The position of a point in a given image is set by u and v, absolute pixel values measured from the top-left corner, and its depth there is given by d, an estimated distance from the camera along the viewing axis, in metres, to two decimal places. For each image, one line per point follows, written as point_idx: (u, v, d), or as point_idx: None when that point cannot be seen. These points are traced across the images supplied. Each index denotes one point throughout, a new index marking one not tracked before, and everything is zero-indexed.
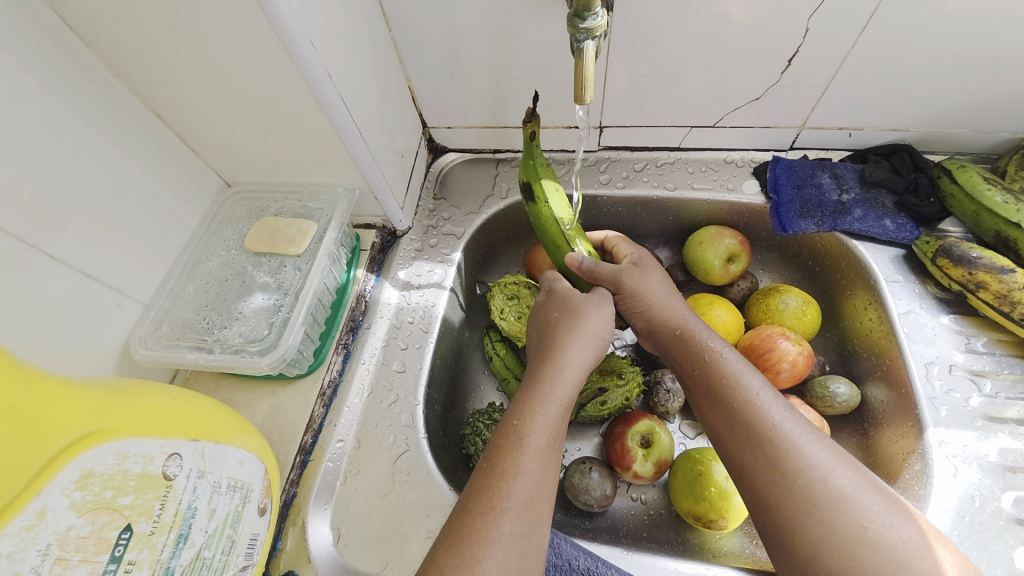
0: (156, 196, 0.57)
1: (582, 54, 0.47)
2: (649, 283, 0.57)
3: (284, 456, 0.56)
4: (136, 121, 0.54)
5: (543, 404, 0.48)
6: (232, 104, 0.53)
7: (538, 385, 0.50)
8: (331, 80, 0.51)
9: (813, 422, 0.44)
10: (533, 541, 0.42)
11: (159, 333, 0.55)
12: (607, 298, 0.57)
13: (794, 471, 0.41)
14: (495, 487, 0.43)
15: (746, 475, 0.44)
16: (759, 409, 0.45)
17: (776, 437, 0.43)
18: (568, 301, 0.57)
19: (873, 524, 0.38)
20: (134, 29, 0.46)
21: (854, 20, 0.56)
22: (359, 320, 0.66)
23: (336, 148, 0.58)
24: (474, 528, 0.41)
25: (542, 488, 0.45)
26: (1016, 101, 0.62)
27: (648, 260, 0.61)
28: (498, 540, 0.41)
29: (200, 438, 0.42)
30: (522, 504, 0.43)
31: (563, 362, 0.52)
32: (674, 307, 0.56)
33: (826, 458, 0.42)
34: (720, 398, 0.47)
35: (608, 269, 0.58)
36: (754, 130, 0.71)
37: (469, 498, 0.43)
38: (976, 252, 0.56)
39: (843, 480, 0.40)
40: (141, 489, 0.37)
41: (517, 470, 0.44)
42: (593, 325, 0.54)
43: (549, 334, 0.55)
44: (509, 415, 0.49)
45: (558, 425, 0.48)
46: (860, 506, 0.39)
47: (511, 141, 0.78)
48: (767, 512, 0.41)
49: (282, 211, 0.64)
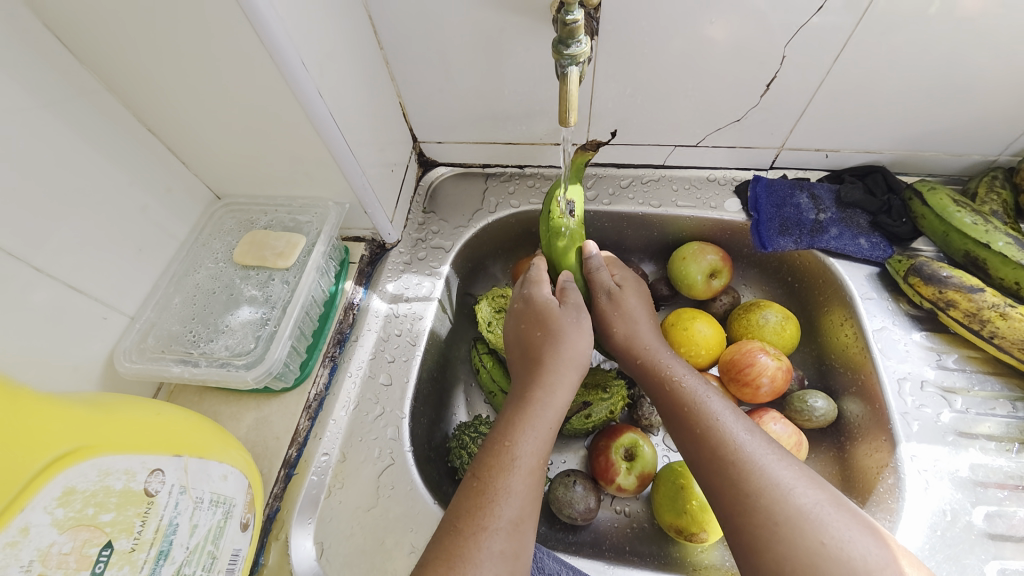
0: (144, 208, 0.57)
1: (567, 79, 0.48)
2: (629, 306, 0.60)
3: (268, 470, 0.56)
4: (126, 133, 0.54)
5: (532, 426, 0.49)
6: (223, 119, 0.54)
7: (527, 406, 0.51)
8: (322, 98, 0.52)
9: (774, 442, 0.46)
10: (520, 559, 0.43)
11: (144, 345, 0.55)
12: (584, 310, 0.58)
13: (758, 490, 0.42)
14: (485, 506, 0.44)
15: (717, 495, 0.44)
16: (722, 432, 0.46)
17: (739, 459, 0.44)
18: (546, 318, 0.57)
19: (833, 541, 0.39)
20: (128, 45, 0.46)
21: (829, 48, 0.58)
22: (346, 332, 0.66)
23: (325, 164, 0.59)
24: (462, 547, 0.42)
25: (530, 508, 0.45)
26: (982, 127, 0.65)
27: (636, 284, 0.63)
28: (486, 558, 0.41)
29: (183, 453, 0.42)
30: (510, 524, 0.43)
31: (552, 385, 0.52)
32: (647, 332, 0.58)
33: (789, 478, 0.42)
34: (686, 421, 0.49)
35: (605, 276, 0.61)
36: (736, 150, 0.73)
37: (457, 517, 0.44)
38: (946, 271, 0.58)
39: (806, 498, 0.41)
40: (123, 506, 0.37)
41: (507, 490, 0.45)
42: (576, 345, 0.55)
43: (534, 353, 0.56)
44: (498, 435, 0.49)
45: (546, 446, 0.49)
46: (820, 523, 0.40)
47: (501, 156, 0.79)
48: (737, 529, 0.42)
49: (271, 224, 0.64)
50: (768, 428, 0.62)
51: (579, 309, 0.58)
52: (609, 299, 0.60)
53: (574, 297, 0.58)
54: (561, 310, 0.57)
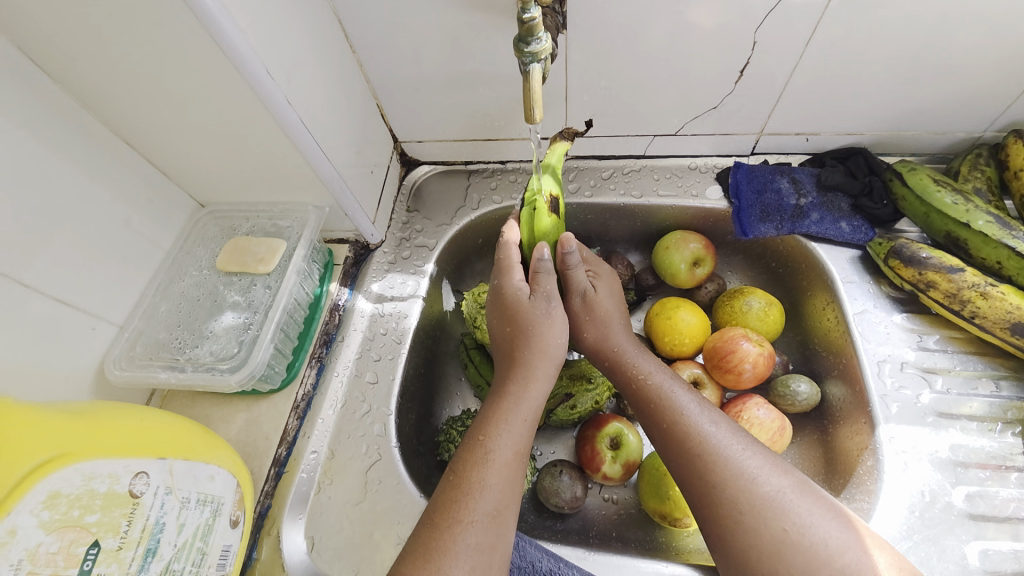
0: (128, 219, 0.58)
1: (529, 76, 0.48)
2: (603, 308, 0.60)
3: (258, 469, 0.58)
4: (106, 148, 0.55)
5: (507, 420, 0.50)
6: (199, 132, 0.55)
7: (502, 401, 0.52)
8: (291, 106, 0.53)
9: (741, 432, 0.47)
10: (496, 551, 0.44)
11: (133, 353, 0.57)
12: (555, 298, 0.58)
13: (724, 481, 0.43)
14: (461, 501, 0.45)
15: (686, 484, 0.46)
16: (689, 425, 0.47)
17: (704, 450, 0.45)
18: (516, 314, 0.57)
19: (795, 527, 0.40)
20: (100, 65, 0.47)
21: (800, 32, 0.58)
22: (332, 333, 0.67)
23: (301, 170, 0.60)
24: (439, 540, 0.43)
25: (506, 500, 0.46)
26: (962, 104, 0.64)
27: (609, 278, 0.63)
28: (462, 551, 0.42)
29: (167, 455, 0.44)
30: (487, 516, 0.45)
31: (526, 379, 0.53)
32: (618, 328, 0.59)
33: (754, 467, 0.44)
34: (655, 415, 0.50)
35: (580, 275, 0.59)
36: (715, 137, 0.73)
37: (434, 512, 0.45)
38: (925, 253, 0.58)
39: (770, 486, 0.42)
40: (108, 507, 0.39)
41: (482, 484, 0.46)
42: (549, 339, 0.56)
43: (509, 349, 0.56)
44: (474, 431, 0.50)
45: (522, 440, 0.50)
46: (783, 510, 0.41)
47: (482, 153, 0.79)
48: (706, 517, 0.44)
49: (253, 230, 0.66)
50: (752, 413, 0.62)
51: (550, 298, 0.57)
52: (583, 300, 0.60)
53: (548, 285, 0.58)
54: (530, 303, 0.57)
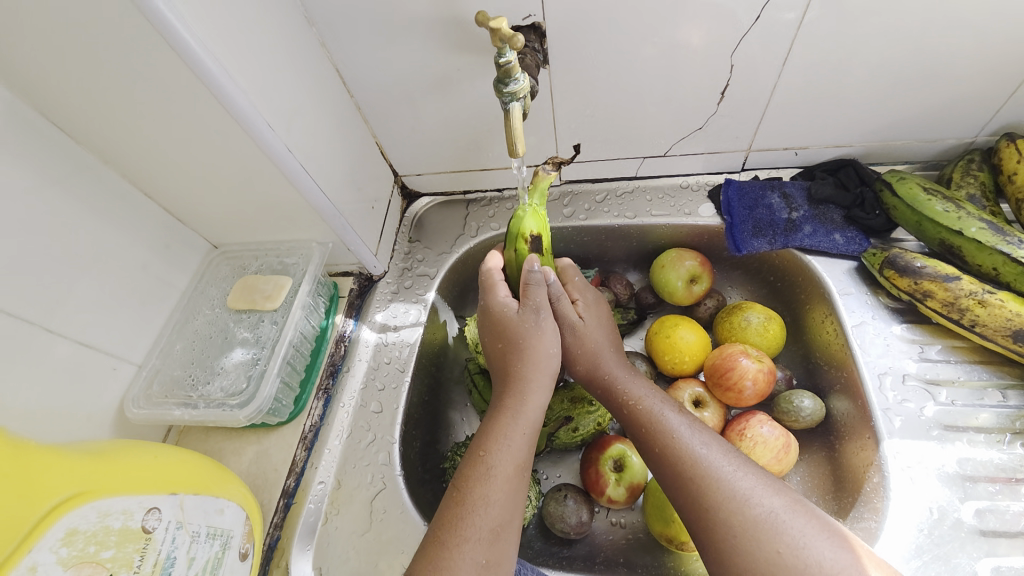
0: (146, 264, 0.62)
1: (510, 115, 0.51)
2: (593, 339, 0.62)
3: (267, 501, 0.60)
4: (126, 200, 0.60)
5: (506, 436, 0.52)
6: (210, 181, 0.59)
7: (501, 416, 0.53)
8: (292, 153, 0.57)
9: (734, 453, 0.49)
10: (498, 567, 0.46)
11: (150, 391, 0.60)
12: (544, 309, 0.59)
13: (717, 503, 0.45)
14: (464, 518, 0.46)
15: (684, 508, 0.47)
16: (682, 449, 0.49)
17: (697, 474, 0.47)
18: (506, 330, 0.59)
19: (789, 548, 0.42)
20: (119, 127, 0.52)
21: (775, 53, 0.59)
22: (338, 364, 0.70)
23: (304, 211, 0.63)
24: (445, 559, 0.44)
25: (507, 516, 0.48)
26: (948, 111, 0.64)
27: (597, 307, 0.65)
28: (465, 568, 0.44)
29: (179, 490, 0.47)
30: (489, 533, 0.46)
31: (522, 392, 0.55)
32: (610, 357, 0.61)
33: (746, 487, 0.45)
34: (649, 440, 0.52)
35: (567, 309, 0.62)
36: (704, 156, 0.74)
37: (440, 530, 0.46)
38: (919, 262, 0.58)
39: (763, 506, 0.44)
40: (122, 543, 0.41)
41: (485, 500, 0.48)
42: (540, 349, 0.57)
43: (504, 365, 0.58)
44: (475, 446, 0.52)
45: (522, 455, 0.51)
46: (776, 531, 0.43)
47: (479, 182, 0.82)
48: (703, 540, 0.45)
49: (261, 268, 0.69)
50: (755, 431, 0.62)
51: (539, 309, 0.59)
52: (572, 334, 0.62)
53: (537, 297, 0.59)
54: (518, 317, 0.59)
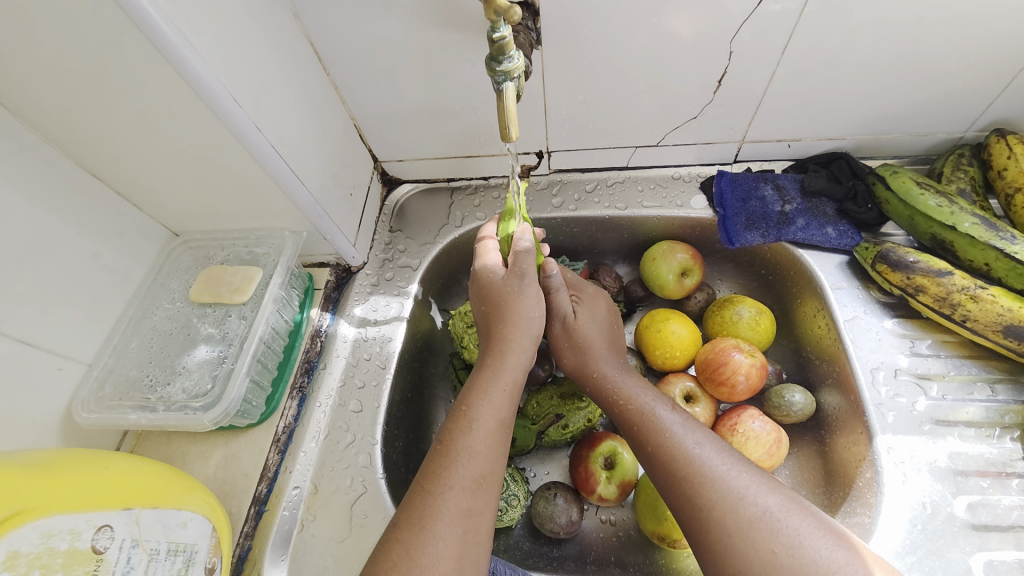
0: (96, 254, 0.56)
1: (503, 95, 0.47)
2: (584, 333, 0.60)
3: (237, 508, 0.55)
4: (72, 183, 0.53)
5: (488, 391, 0.51)
6: (168, 162, 0.53)
7: (483, 373, 0.53)
8: (261, 132, 0.52)
9: (730, 452, 0.47)
10: (482, 515, 0.45)
11: (102, 394, 0.54)
12: (529, 275, 0.57)
13: (711, 503, 0.44)
14: (448, 468, 0.46)
15: (678, 507, 0.46)
16: (675, 446, 0.48)
17: (691, 473, 0.46)
18: (489, 292, 0.57)
19: (784, 549, 0.40)
20: (60, 98, 0.46)
21: (776, 40, 0.57)
22: (314, 361, 0.65)
23: (274, 196, 0.58)
24: (429, 506, 0.44)
25: (493, 466, 0.48)
26: (940, 105, 0.64)
27: (593, 300, 0.63)
28: (448, 515, 0.44)
29: (133, 505, 0.42)
30: (473, 482, 0.46)
31: (503, 349, 0.54)
32: (602, 353, 0.59)
33: (742, 486, 0.44)
34: (640, 438, 0.51)
35: (562, 299, 0.61)
36: (697, 146, 0.72)
37: (424, 479, 0.46)
38: (912, 257, 0.57)
39: (758, 506, 0.43)
40: (70, 566, 0.37)
41: (467, 452, 0.47)
42: (523, 310, 0.56)
43: (486, 326, 0.57)
44: (458, 402, 0.52)
45: (504, 408, 0.51)
46: (772, 531, 0.41)
47: (463, 169, 0.78)
48: (699, 540, 0.44)
49: (227, 259, 0.64)
50: (747, 426, 0.61)
51: (524, 275, 0.56)
52: (563, 327, 0.61)
53: (523, 263, 0.57)
54: (501, 282, 0.57)
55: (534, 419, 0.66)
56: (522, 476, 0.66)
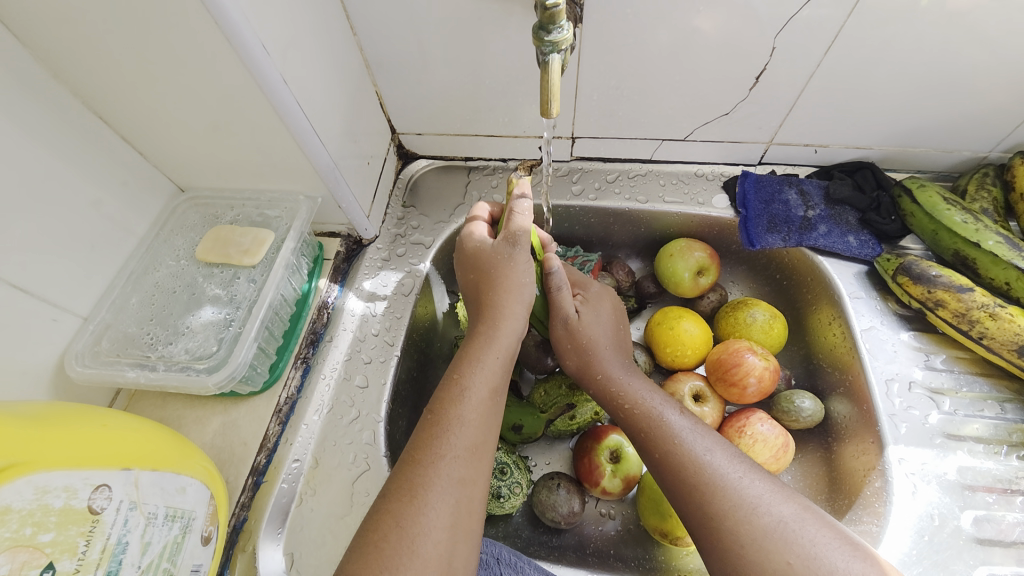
0: (97, 202, 0.53)
1: (548, 68, 0.46)
2: (588, 334, 0.58)
3: (234, 478, 0.53)
4: (77, 125, 0.50)
5: (481, 360, 0.50)
6: (184, 111, 0.50)
7: (475, 342, 0.52)
8: (287, 85, 0.49)
9: (745, 461, 0.46)
10: (475, 484, 0.44)
11: (98, 349, 0.52)
12: (522, 243, 0.54)
13: (723, 512, 0.42)
14: (441, 437, 0.45)
15: (687, 514, 0.45)
16: (685, 453, 0.47)
17: (701, 480, 0.45)
18: (480, 262, 0.56)
19: (800, 560, 0.39)
20: (74, 30, 0.43)
21: (820, 41, 0.56)
22: (320, 332, 0.63)
23: (292, 155, 0.55)
24: (421, 475, 0.42)
25: (483, 436, 0.47)
26: (972, 122, 0.64)
27: (597, 300, 0.62)
28: (441, 483, 0.42)
29: (133, 466, 0.40)
30: (465, 451, 0.45)
31: (495, 319, 0.53)
32: (606, 356, 0.58)
33: (755, 495, 0.43)
34: (648, 444, 0.50)
35: (566, 298, 0.58)
36: (724, 144, 0.71)
37: (416, 449, 0.44)
38: (935, 271, 0.57)
39: (772, 515, 0.41)
40: (64, 525, 0.35)
41: (460, 420, 0.46)
42: (513, 279, 0.54)
43: (477, 296, 0.56)
44: (450, 371, 0.50)
45: (497, 377, 0.50)
46: (787, 542, 0.40)
47: (483, 149, 0.76)
48: (710, 548, 0.42)
49: (237, 219, 0.61)
50: (755, 429, 0.61)
51: (516, 243, 0.54)
52: (565, 328, 0.59)
53: (517, 231, 0.54)
54: (492, 250, 0.55)
55: (543, 408, 0.65)
56: (525, 464, 0.65)
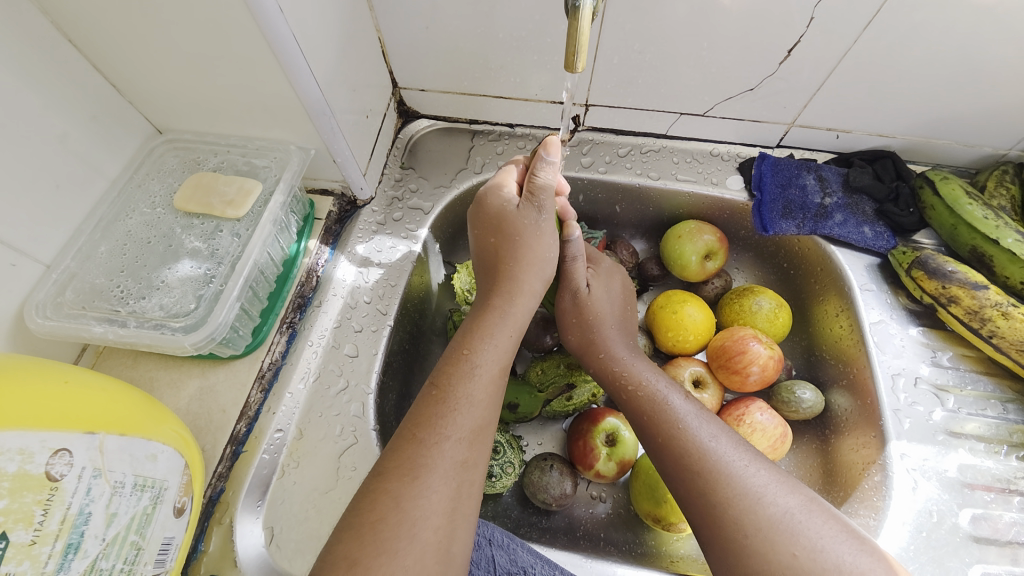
0: (63, 137, 0.47)
1: (579, 14, 0.42)
2: (596, 309, 0.57)
3: (211, 446, 0.50)
4: (39, 44, 0.44)
5: (493, 336, 0.47)
6: (163, 37, 0.45)
7: (487, 316, 0.49)
8: (283, 16, 0.43)
9: (753, 451, 0.45)
10: (476, 468, 0.42)
11: (61, 300, 0.47)
12: (548, 211, 0.52)
13: (726, 501, 0.41)
14: (445, 416, 0.42)
15: (687, 502, 0.43)
16: (687, 438, 0.45)
17: (706, 468, 0.43)
18: (501, 225, 0.52)
19: (805, 552, 0.38)
20: None
21: (862, 15, 0.52)
22: (308, 297, 0.59)
23: (286, 99, 0.50)
24: (424, 456, 0.40)
25: (488, 416, 0.44)
26: (1002, 117, 0.61)
27: (607, 277, 0.60)
28: (443, 466, 0.40)
29: (99, 430, 0.36)
30: (470, 433, 0.42)
31: (512, 291, 0.50)
32: (610, 335, 0.56)
33: (759, 484, 0.41)
34: (649, 427, 0.48)
35: (579, 270, 0.56)
36: (744, 123, 0.68)
37: (416, 427, 0.41)
38: (950, 266, 0.56)
39: (777, 506, 0.40)
40: (18, 492, 0.31)
41: (468, 399, 0.43)
42: (535, 250, 0.51)
43: (493, 263, 0.52)
44: (458, 346, 0.47)
45: (506, 356, 0.47)
46: (792, 533, 0.39)
47: (491, 111, 0.71)
48: (708, 535, 0.41)
49: (221, 167, 0.56)
50: (754, 418, 0.60)
51: (541, 208, 0.52)
52: (573, 301, 0.57)
53: (543, 194, 0.52)
54: (516, 213, 0.52)
55: (540, 387, 0.63)
56: (517, 444, 0.63)
